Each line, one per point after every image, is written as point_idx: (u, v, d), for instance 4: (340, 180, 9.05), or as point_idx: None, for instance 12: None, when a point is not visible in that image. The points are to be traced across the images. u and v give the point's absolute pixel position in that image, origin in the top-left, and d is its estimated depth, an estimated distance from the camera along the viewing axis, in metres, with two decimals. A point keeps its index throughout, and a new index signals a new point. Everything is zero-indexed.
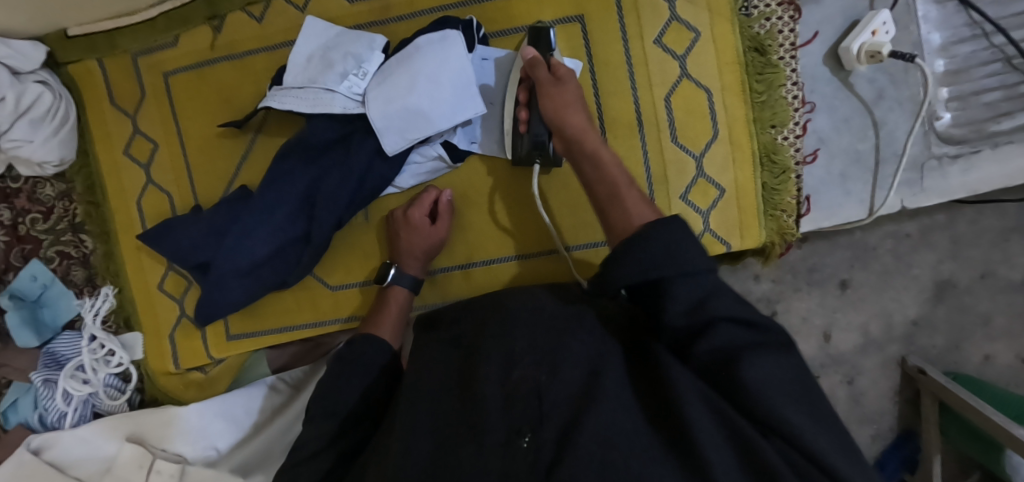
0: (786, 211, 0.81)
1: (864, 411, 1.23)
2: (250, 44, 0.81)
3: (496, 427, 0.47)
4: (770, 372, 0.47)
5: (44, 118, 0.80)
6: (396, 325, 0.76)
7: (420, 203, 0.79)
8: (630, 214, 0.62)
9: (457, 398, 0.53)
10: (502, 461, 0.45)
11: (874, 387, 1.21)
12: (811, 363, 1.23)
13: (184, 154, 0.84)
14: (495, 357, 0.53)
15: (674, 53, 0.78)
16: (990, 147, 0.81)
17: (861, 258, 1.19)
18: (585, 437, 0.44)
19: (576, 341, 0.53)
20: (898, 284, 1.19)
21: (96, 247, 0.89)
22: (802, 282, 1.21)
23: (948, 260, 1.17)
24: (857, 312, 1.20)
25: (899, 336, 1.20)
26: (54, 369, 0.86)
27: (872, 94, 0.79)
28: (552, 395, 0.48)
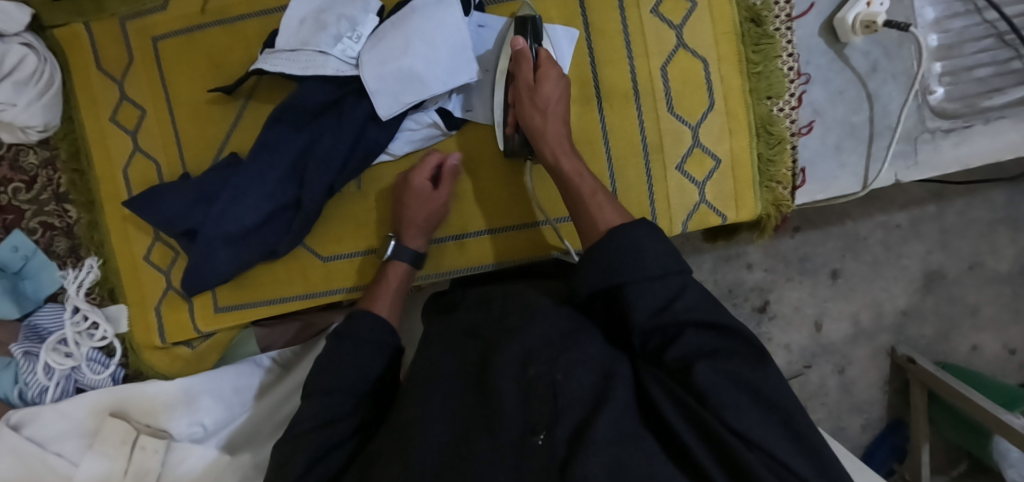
0: (781, 183, 0.81)
1: (855, 401, 1.23)
2: (242, 9, 0.80)
3: (512, 425, 0.50)
4: (739, 382, 0.49)
5: (28, 81, 0.78)
6: (395, 302, 0.75)
7: (421, 167, 0.77)
8: (596, 220, 0.63)
9: (471, 393, 0.55)
10: (516, 458, 0.48)
11: (864, 377, 1.22)
12: (803, 353, 1.22)
13: (173, 121, 0.83)
14: (510, 353, 0.55)
15: (671, 23, 0.78)
16: (982, 121, 0.81)
17: (852, 246, 1.20)
18: (598, 434, 0.46)
19: (589, 342, 0.56)
20: (889, 274, 1.20)
21: (80, 216, 0.86)
22: (794, 271, 1.20)
23: (937, 251, 1.20)
24: (848, 301, 1.21)
25: (889, 325, 1.22)
26: (35, 341, 0.83)
27: (866, 66, 0.80)
28: (565, 394, 0.51)
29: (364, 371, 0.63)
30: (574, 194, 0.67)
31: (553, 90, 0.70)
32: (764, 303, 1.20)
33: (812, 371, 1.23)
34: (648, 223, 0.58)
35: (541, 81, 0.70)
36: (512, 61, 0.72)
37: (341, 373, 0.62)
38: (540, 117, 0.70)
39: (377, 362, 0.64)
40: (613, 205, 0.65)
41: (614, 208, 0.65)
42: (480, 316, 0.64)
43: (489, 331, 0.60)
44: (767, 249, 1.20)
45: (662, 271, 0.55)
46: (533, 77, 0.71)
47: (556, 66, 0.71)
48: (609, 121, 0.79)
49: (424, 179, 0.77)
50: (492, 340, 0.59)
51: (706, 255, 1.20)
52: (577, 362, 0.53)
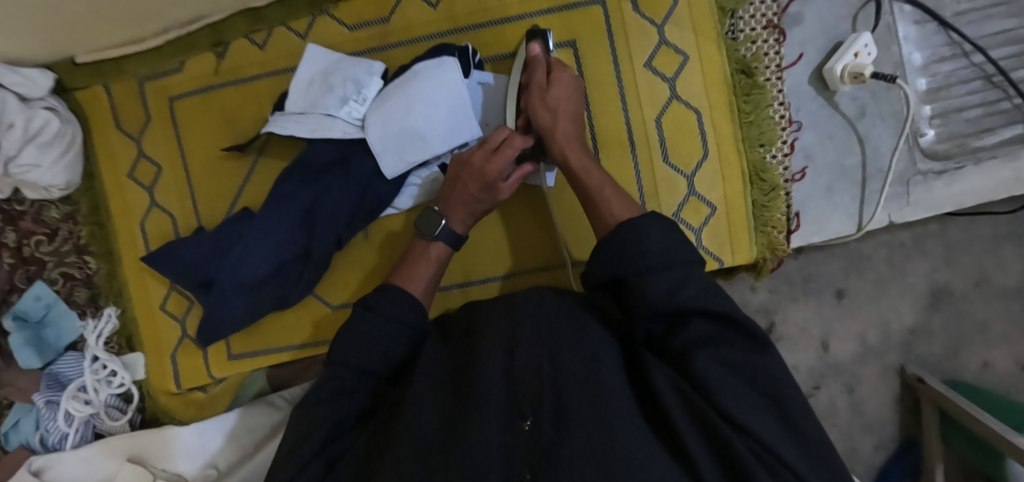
0: (776, 227, 0.82)
1: (866, 422, 1.15)
2: (253, 70, 0.84)
3: (496, 405, 0.49)
4: (733, 369, 0.52)
5: (54, 141, 0.82)
6: (427, 285, 0.70)
7: (502, 154, 0.69)
8: (606, 215, 0.64)
9: (459, 380, 0.54)
10: (503, 439, 0.47)
11: (875, 396, 1.14)
12: (812, 373, 1.16)
13: (187, 176, 0.86)
14: (495, 337, 0.54)
15: (664, 76, 0.81)
16: (973, 162, 0.83)
17: (856, 266, 1.13)
18: (588, 421, 0.46)
19: (584, 329, 0.56)
20: (894, 293, 1.14)
21: (99, 266, 0.90)
22: (798, 292, 1.17)
23: (941, 269, 1.13)
24: (855, 321, 1.14)
25: (896, 345, 1.14)
26: (56, 390, 0.86)
27: (854, 110, 0.82)
28: (557, 377, 0.50)
29: (384, 354, 0.62)
30: (587, 192, 0.67)
31: (563, 90, 0.71)
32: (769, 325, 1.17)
33: (821, 392, 1.16)
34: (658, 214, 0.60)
35: (555, 82, 0.71)
36: (528, 67, 0.74)
37: (352, 356, 0.61)
38: (548, 114, 0.70)
39: (398, 343, 0.63)
40: (623, 200, 0.65)
41: (622, 201, 0.65)
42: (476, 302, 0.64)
43: (474, 319, 0.59)
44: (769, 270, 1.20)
45: (670, 259, 0.57)
46: (547, 80, 0.71)
47: (568, 70, 0.72)
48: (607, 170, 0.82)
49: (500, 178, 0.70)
50: (479, 324, 0.58)
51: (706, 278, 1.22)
52: (569, 349, 0.52)
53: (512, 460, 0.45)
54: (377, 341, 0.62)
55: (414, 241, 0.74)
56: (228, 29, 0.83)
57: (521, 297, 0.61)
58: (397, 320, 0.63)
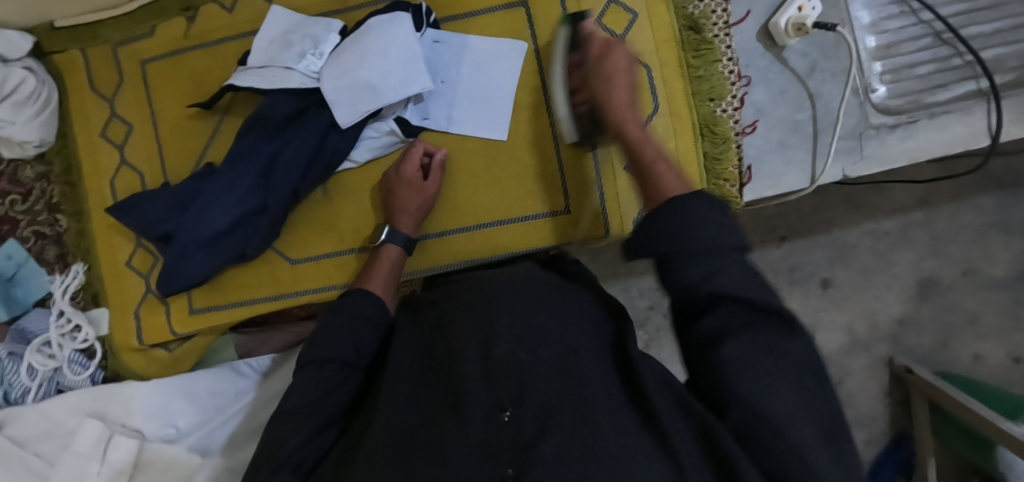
0: (729, 181, 0.82)
1: (857, 415, 1.32)
2: (221, 33, 0.87)
3: (479, 401, 0.50)
4: (753, 357, 0.48)
5: (27, 101, 0.86)
6: (388, 281, 0.75)
7: (410, 158, 0.81)
8: (667, 187, 0.58)
9: (439, 375, 0.57)
10: (484, 433, 0.48)
11: (862, 390, 1.32)
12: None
13: (157, 135, 0.89)
14: (472, 338, 0.57)
15: (613, 33, 0.82)
16: (927, 116, 0.83)
17: (841, 255, 1.30)
18: (568, 418, 0.48)
19: (548, 320, 0.58)
20: (880, 282, 1.30)
21: (69, 225, 0.92)
22: (784, 281, 1.31)
23: (928, 258, 1.30)
24: (841, 311, 1.31)
25: (886, 335, 1.32)
26: (20, 343, 0.88)
27: (805, 67, 0.82)
28: (532, 371, 0.52)
29: (353, 345, 0.63)
30: (641, 161, 0.63)
31: (621, 59, 0.69)
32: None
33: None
34: (702, 197, 0.53)
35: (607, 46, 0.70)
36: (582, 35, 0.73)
37: (333, 350, 0.61)
38: (607, 79, 0.67)
39: (368, 338, 0.64)
40: (675, 177, 0.60)
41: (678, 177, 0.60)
42: (451, 300, 0.65)
43: (450, 314, 0.62)
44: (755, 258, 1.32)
45: (712, 244, 0.51)
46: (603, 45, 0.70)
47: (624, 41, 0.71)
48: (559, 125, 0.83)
49: (415, 171, 0.80)
50: (456, 320, 0.60)
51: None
52: (545, 343, 0.55)
53: (491, 453, 0.46)
54: (348, 334, 0.63)
55: (373, 252, 0.80)
56: None
57: (498, 291, 0.62)
58: (362, 318, 0.65)
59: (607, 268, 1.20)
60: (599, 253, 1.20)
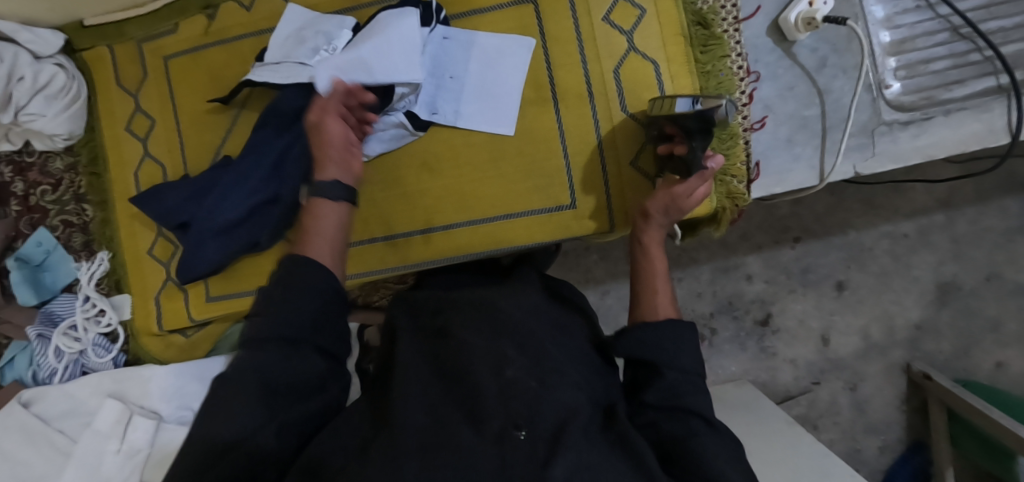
0: (736, 177, 0.82)
1: (870, 421, 1.34)
2: (239, 30, 0.89)
3: (496, 418, 0.53)
4: (718, 454, 0.54)
5: (58, 95, 0.90)
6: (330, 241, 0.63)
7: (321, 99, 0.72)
8: (659, 313, 0.68)
9: (448, 388, 0.58)
10: (498, 449, 0.51)
11: (877, 396, 1.34)
12: (811, 369, 1.35)
13: (178, 129, 0.92)
14: (485, 357, 0.59)
15: (621, 28, 0.83)
16: (942, 113, 0.81)
17: (857, 258, 1.32)
18: (576, 438, 0.52)
19: (553, 353, 0.63)
20: (898, 285, 1.32)
21: (95, 214, 0.96)
22: (797, 283, 1.33)
23: (948, 262, 1.31)
24: (856, 315, 1.33)
25: (902, 340, 1.33)
26: (48, 325, 0.93)
27: (814, 62, 0.82)
28: (545, 400, 0.55)
29: (305, 317, 0.54)
30: (648, 276, 0.72)
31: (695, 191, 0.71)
32: (766, 316, 1.34)
33: (822, 387, 1.35)
34: (691, 331, 0.64)
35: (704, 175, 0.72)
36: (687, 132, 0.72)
37: (284, 321, 0.53)
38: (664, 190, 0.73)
39: (321, 311, 0.55)
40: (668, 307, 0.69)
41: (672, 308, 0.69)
42: (459, 311, 0.68)
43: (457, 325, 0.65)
44: (768, 259, 1.33)
45: (688, 367, 0.62)
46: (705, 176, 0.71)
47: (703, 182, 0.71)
48: (565, 120, 0.84)
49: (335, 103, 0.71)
50: (464, 336, 0.63)
51: (705, 266, 1.34)
52: (556, 376, 0.59)
53: (509, 469, 0.49)
54: (308, 302, 0.54)
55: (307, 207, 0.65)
56: None
57: (510, 316, 0.66)
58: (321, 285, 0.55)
59: (616, 266, 1.22)
60: (608, 252, 1.22)
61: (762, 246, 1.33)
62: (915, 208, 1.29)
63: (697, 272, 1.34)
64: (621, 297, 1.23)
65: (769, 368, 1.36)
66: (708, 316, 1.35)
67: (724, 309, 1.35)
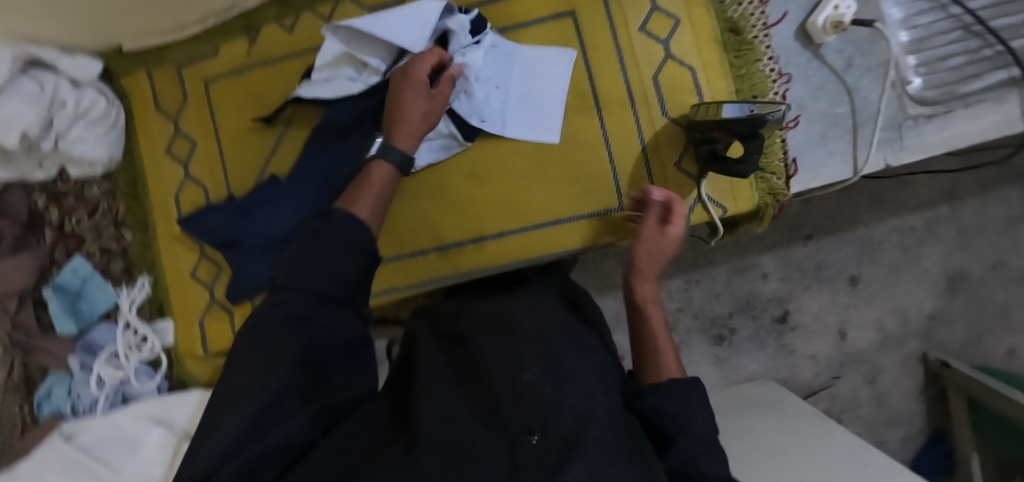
0: (776, 173, 0.85)
1: (890, 412, 1.38)
2: (280, 51, 0.90)
3: (512, 422, 0.54)
4: None
5: (99, 120, 0.91)
6: (377, 206, 0.66)
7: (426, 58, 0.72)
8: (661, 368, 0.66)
9: (468, 391, 0.60)
10: (512, 451, 0.51)
11: (896, 387, 1.38)
12: (830, 363, 1.39)
13: (219, 150, 0.92)
14: (502, 364, 0.61)
15: (657, 37, 0.87)
16: (962, 106, 0.85)
17: (868, 252, 1.36)
18: (591, 447, 0.49)
19: (570, 360, 0.62)
20: (909, 278, 1.36)
21: (134, 238, 0.95)
22: (812, 279, 1.37)
23: (956, 252, 1.36)
24: (870, 308, 1.37)
25: (917, 331, 1.38)
26: (89, 355, 0.92)
27: (841, 63, 0.86)
28: (561, 405, 0.55)
29: (333, 276, 0.58)
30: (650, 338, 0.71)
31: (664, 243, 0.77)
32: (784, 314, 1.37)
33: (842, 382, 1.39)
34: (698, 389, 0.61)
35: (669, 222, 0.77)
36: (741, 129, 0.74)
37: (308, 268, 0.57)
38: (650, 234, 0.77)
39: (348, 268, 0.58)
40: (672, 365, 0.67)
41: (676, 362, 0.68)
42: (476, 324, 0.71)
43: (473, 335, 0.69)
44: (782, 257, 1.37)
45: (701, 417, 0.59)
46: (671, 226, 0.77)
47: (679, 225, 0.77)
48: (609, 127, 0.87)
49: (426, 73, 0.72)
50: (478, 345, 0.67)
51: (721, 267, 1.37)
52: (569, 380, 0.58)
53: (520, 470, 0.48)
54: (326, 278, 0.57)
55: (362, 168, 0.70)
56: (259, 16, 0.90)
57: (524, 325, 0.68)
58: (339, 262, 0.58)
59: None
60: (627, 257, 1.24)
61: (776, 245, 1.37)
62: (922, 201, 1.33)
63: (714, 273, 1.37)
64: None
65: (789, 365, 1.39)
66: (727, 316, 1.37)
67: (743, 308, 1.38)
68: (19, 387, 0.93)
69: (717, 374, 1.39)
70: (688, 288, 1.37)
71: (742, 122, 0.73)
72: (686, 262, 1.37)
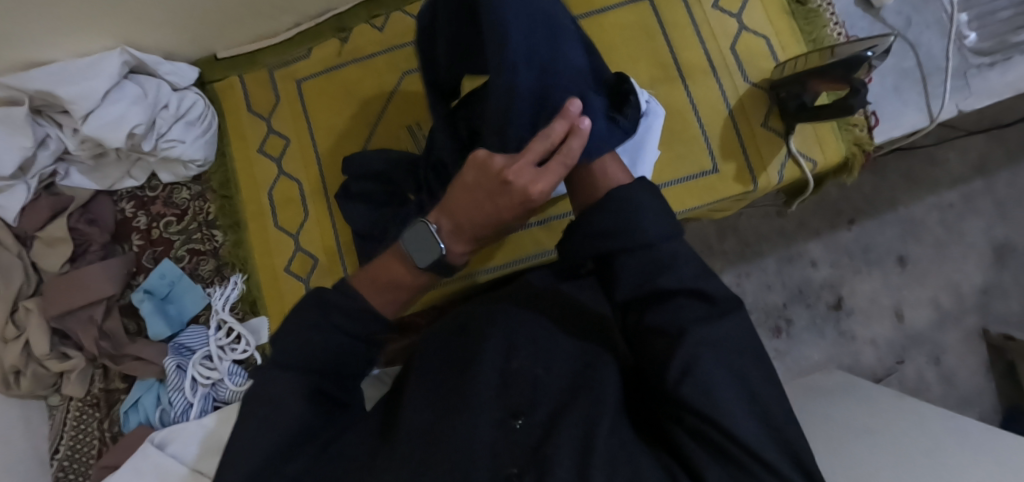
0: (858, 125, 0.90)
1: (960, 393, 1.17)
2: (371, 48, 0.93)
3: (488, 407, 0.56)
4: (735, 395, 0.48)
5: (196, 122, 0.93)
6: (470, 228, 0.54)
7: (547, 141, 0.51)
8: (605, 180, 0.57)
9: (454, 376, 0.60)
10: (495, 435, 0.55)
11: (962, 365, 1.18)
12: (891, 346, 1.20)
13: (313, 146, 0.93)
14: (496, 344, 0.61)
15: (730, 12, 0.93)
16: (1018, 52, 0.90)
17: (912, 232, 1.22)
18: (569, 420, 0.54)
19: (566, 340, 0.62)
20: (955, 253, 1.21)
21: (226, 238, 0.95)
22: (861, 263, 1.22)
23: (999, 224, 1.21)
24: (924, 286, 1.21)
25: (974, 305, 1.20)
26: (185, 356, 0.88)
27: (901, 22, 0.92)
28: (543, 386, 0.58)
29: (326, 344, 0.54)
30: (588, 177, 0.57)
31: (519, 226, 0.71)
32: (838, 300, 1.22)
33: (907, 365, 1.19)
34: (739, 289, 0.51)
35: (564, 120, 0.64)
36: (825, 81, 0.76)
37: (309, 347, 0.54)
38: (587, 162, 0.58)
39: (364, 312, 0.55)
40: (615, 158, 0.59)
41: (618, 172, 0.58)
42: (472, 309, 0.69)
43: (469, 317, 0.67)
44: (828, 243, 1.23)
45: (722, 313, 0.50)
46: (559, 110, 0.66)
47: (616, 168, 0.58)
48: (695, 95, 0.91)
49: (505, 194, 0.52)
50: (479, 324, 0.64)
51: (769, 259, 1.24)
52: (559, 364, 0.60)
53: (497, 452, 0.54)
54: (334, 347, 0.54)
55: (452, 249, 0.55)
56: (350, 17, 0.94)
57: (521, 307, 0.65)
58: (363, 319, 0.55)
59: None
60: None
61: (820, 231, 1.23)
62: (954, 173, 1.22)
63: (763, 264, 1.24)
64: None
65: (850, 352, 1.21)
66: (782, 307, 1.22)
67: (796, 299, 1.22)
68: (100, 403, 0.91)
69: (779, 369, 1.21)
70: (740, 282, 1.23)
71: (838, 66, 0.74)
72: (733, 254, 1.25)
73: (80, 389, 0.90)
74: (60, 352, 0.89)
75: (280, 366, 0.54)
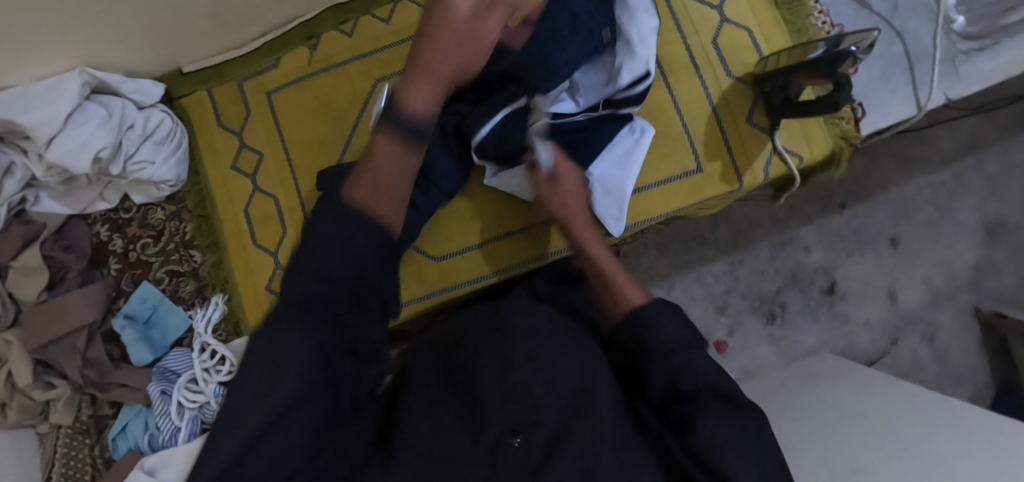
0: (844, 118, 0.88)
1: (954, 370, 1.17)
2: (343, 55, 0.91)
3: (494, 425, 0.52)
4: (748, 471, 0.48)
5: (165, 140, 0.90)
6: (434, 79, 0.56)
7: None
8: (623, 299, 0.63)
9: (456, 398, 0.58)
10: (493, 456, 0.50)
11: (956, 342, 1.17)
12: (886, 327, 1.19)
13: (288, 159, 0.91)
14: (490, 365, 0.57)
15: (711, 4, 0.90)
16: (1007, 36, 0.88)
17: (904, 212, 1.20)
18: (575, 443, 0.48)
19: (562, 358, 0.57)
20: (948, 232, 1.19)
21: (205, 258, 0.93)
22: (854, 247, 1.20)
23: (990, 200, 1.19)
24: (916, 266, 1.20)
25: (966, 283, 1.19)
26: (168, 381, 0.87)
27: (887, 9, 0.89)
28: (545, 405, 0.52)
29: (327, 290, 0.48)
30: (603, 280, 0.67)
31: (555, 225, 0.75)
32: (832, 284, 1.20)
33: (902, 346, 1.18)
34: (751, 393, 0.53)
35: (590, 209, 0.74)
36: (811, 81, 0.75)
37: (309, 288, 0.48)
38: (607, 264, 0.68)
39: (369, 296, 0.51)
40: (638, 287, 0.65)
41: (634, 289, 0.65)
42: (467, 329, 0.67)
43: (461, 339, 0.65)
44: (820, 228, 1.21)
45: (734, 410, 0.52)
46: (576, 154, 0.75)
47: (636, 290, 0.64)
48: (678, 93, 0.89)
49: None
50: (473, 347, 0.62)
51: (761, 247, 1.20)
52: (561, 377, 0.55)
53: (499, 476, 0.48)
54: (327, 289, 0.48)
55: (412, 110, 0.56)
56: (320, 23, 0.91)
57: (522, 323, 0.63)
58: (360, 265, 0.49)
59: (678, 258, 1.20)
60: (667, 244, 1.20)
61: (812, 216, 1.21)
62: (945, 150, 1.20)
63: (756, 251, 1.20)
64: (687, 290, 1.20)
65: (845, 335, 1.19)
66: (776, 293, 1.20)
67: (789, 284, 1.20)
68: (90, 430, 0.91)
69: (774, 354, 1.18)
70: (733, 270, 1.20)
71: (822, 60, 0.71)
72: (725, 243, 1.20)
73: (67, 417, 0.89)
74: (44, 382, 0.88)
75: (279, 315, 0.47)
